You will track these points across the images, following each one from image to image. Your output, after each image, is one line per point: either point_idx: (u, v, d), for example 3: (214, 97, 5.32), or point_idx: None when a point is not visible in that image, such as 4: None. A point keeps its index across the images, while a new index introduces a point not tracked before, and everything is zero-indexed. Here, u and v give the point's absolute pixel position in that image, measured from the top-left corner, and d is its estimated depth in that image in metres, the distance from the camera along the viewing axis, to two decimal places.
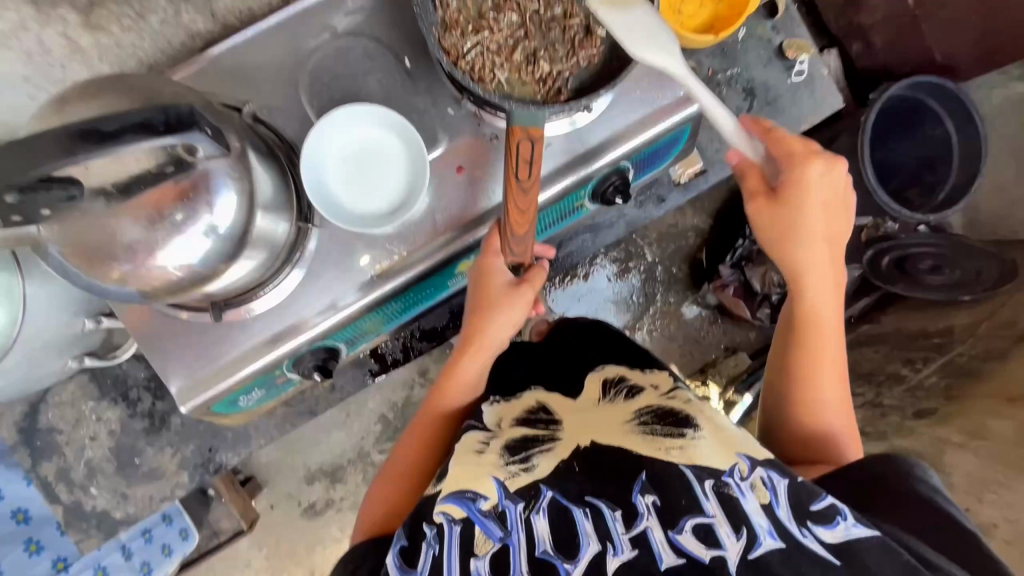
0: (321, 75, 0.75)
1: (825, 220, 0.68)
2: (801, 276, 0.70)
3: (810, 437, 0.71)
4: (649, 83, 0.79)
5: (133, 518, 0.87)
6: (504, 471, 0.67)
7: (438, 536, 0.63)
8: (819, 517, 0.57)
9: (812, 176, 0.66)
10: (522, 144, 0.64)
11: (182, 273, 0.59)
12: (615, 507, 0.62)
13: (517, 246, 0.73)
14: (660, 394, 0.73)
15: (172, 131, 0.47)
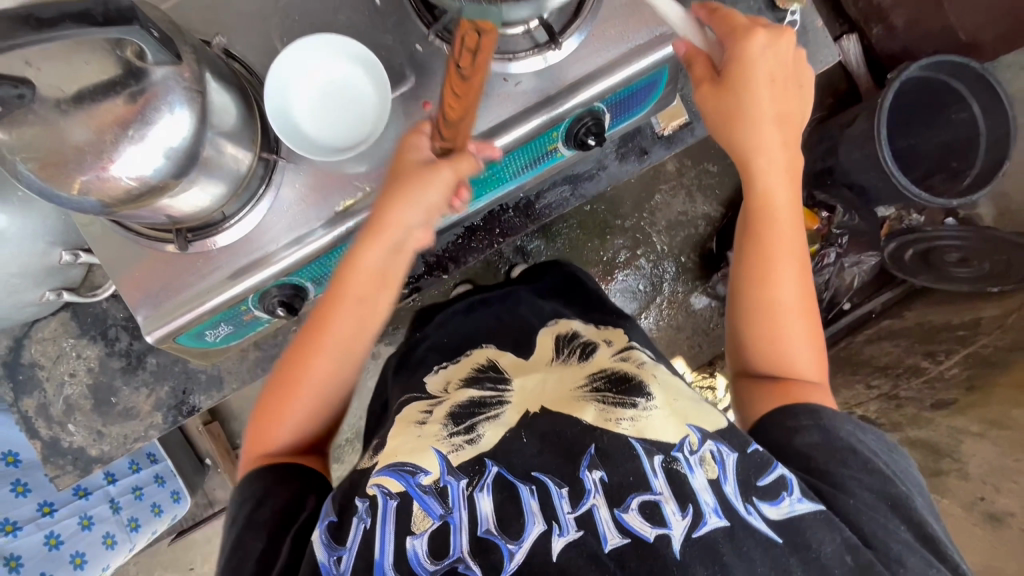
0: (293, 11, 0.75)
1: (774, 102, 0.68)
2: (756, 169, 0.71)
3: (768, 341, 0.71)
4: (623, 23, 0.77)
5: (107, 457, 0.88)
6: (447, 444, 0.66)
7: (370, 510, 0.60)
8: (765, 493, 0.58)
9: (755, 50, 0.66)
10: (468, 37, 0.55)
11: (135, 183, 0.59)
12: (562, 483, 0.60)
13: (449, 131, 0.62)
14: (612, 357, 0.75)
15: (111, 22, 0.48)
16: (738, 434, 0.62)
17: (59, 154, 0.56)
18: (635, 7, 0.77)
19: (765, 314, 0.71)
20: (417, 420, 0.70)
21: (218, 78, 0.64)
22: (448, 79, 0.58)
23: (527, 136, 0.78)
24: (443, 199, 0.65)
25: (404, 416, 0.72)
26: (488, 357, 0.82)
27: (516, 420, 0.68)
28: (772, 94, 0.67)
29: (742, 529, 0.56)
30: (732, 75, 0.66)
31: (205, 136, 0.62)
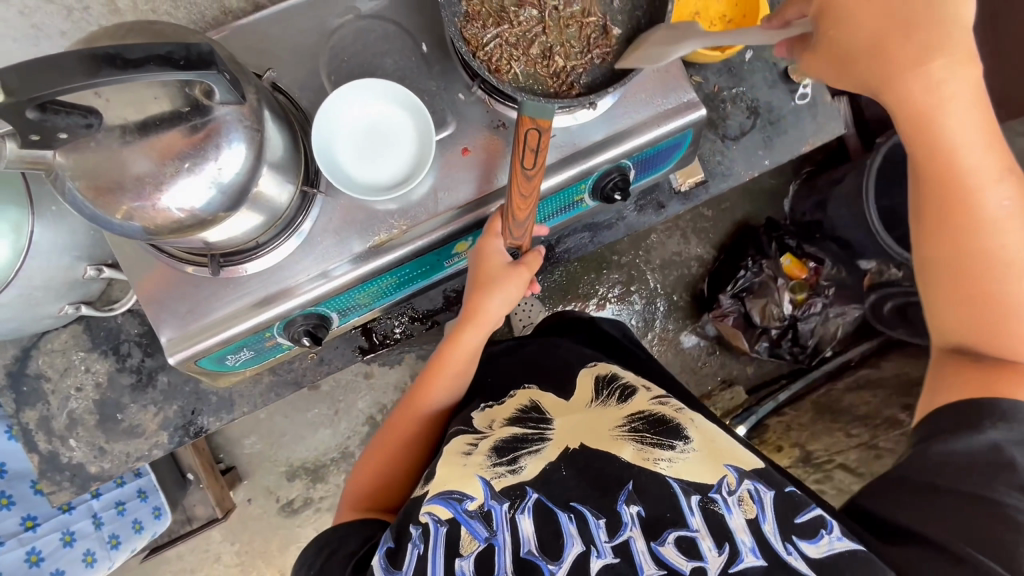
0: (341, 53, 0.78)
1: (903, 33, 0.55)
2: (921, 122, 0.60)
3: (986, 301, 0.65)
4: (654, 89, 0.82)
5: (106, 474, 0.87)
6: (490, 471, 0.68)
7: (424, 536, 0.63)
8: (802, 531, 0.62)
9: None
10: (530, 134, 0.69)
11: (184, 215, 0.60)
12: (599, 514, 0.63)
13: (518, 231, 0.76)
14: (651, 399, 0.79)
15: (191, 66, 0.50)
16: (770, 477, 0.69)
17: (115, 181, 0.57)
18: (666, 76, 0.82)
19: (964, 279, 0.66)
20: (463, 451, 0.71)
21: (274, 117, 0.68)
22: (515, 181, 0.71)
23: (556, 188, 0.81)
24: (523, 289, 0.80)
25: (453, 442, 0.74)
26: (530, 396, 0.82)
27: (557, 455, 0.70)
28: (897, 26, 0.55)
29: (779, 568, 0.58)
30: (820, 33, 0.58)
31: (258, 169, 0.63)
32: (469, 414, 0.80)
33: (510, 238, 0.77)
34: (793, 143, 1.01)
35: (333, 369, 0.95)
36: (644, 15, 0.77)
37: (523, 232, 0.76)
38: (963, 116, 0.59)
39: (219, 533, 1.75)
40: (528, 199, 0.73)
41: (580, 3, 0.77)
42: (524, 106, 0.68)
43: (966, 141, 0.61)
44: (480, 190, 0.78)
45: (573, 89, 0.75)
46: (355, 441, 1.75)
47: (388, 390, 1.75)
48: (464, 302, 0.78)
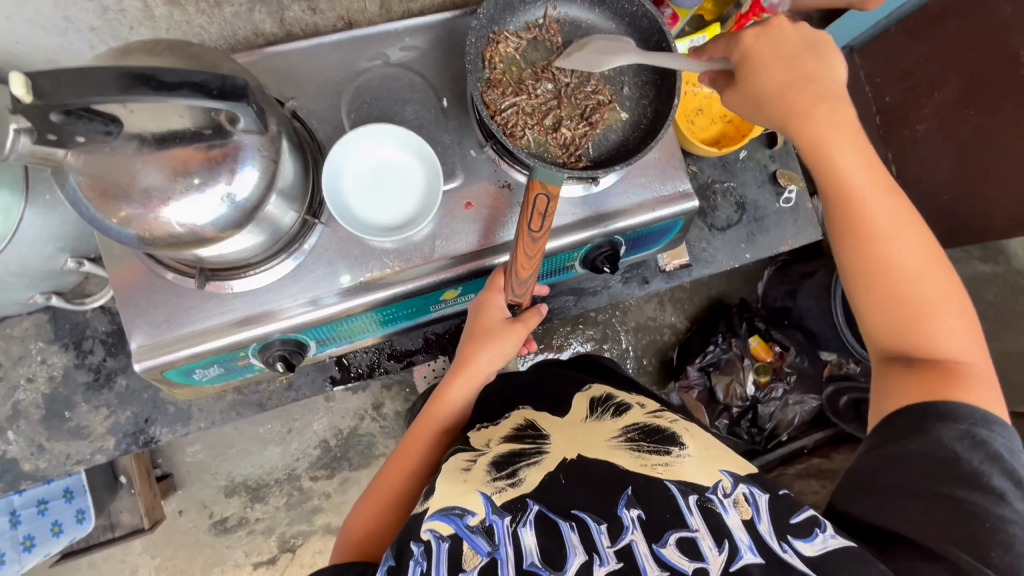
0: (364, 94, 0.81)
1: (796, 81, 0.65)
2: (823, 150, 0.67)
3: (906, 322, 0.66)
4: (654, 174, 0.87)
5: (40, 474, 0.83)
6: (491, 487, 0.67)
7: (426, 553, 0.61)
8: (798, 530, 0.59)
9: (756, 49, 0.66)
10: (540, 198, 0.72)
11: (183, 230, 0.60)
12: (600, 520, 0.62)
13: (520, 289, 0.76)
14: (645, 413, 0.77)
15: (223, 97, 0.52)
16: (763, 482, 0.66)
17: (122, 188, 0.57)
18: (666, 164, 0.87)
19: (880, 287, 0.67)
20: (463, 468, 0.70)
21: (289, 147, 0.69)
22: (520, 240, 0.73)
23: (553, 252, 0.84)
24: (517, 347, 0.81)
25: (449, 461, 0.72)
26: (525, 417, 0.79)
27: (556, 464, 0.70)
28: (790, 74, 0.65)
29: (778, 568, 0.56)
30: (740, 78, 0.66)
31: (268, 195, 0.64)
32: (466, 433, 0.78)
33: (511, 296, 0.77)
34: (774, 241, 1.07)
35: (301, 396, 0.93)
36: (650, 105, 0.82)
37: (524, 289, 0.76)
38: (847, 138, 0.66)
39: (140, 544, 1.65)
40: (532, 259, 0.74)
41: (593, 84, 0.82)
42: (535, 171, 0.72)
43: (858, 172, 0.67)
44: (481, 242, 0.80)
45: (580, 162, 0.79)
46: (303, 463, 1.69)
47: (346, 416, 1.71)
48: (457, 352, 0.79)
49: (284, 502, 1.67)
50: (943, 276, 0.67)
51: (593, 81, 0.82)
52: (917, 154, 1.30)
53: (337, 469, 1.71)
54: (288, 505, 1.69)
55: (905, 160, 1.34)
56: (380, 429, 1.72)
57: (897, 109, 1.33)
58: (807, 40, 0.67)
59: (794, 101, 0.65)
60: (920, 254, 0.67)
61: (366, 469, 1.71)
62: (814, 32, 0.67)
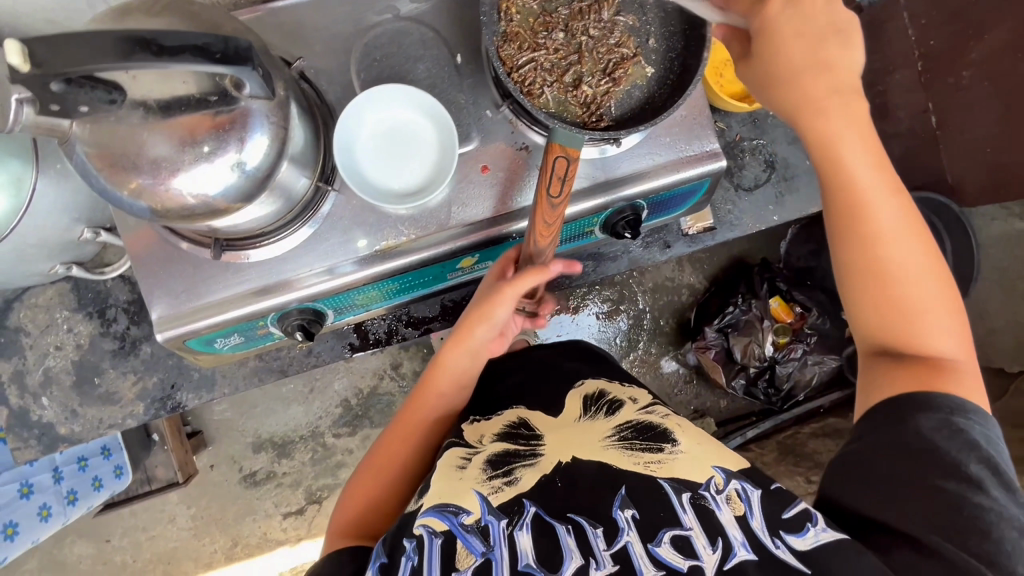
0: (374, 51, 0.77)
1: (815, 65, 0.60)
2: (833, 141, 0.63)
3: (898, 323, 0.65)
4: (679, 134, 0.83)
5: (75, 438, 0.86)
6: (487, 487, 0.69)
7: (418, 548, 0.63)
8: (790, 526, 0.61)
9: (780, 16, 0.58)
10: (559, 161, 0.66)
11: (196, 201, 0.59)
12: (596, 523, 0.64)
13: (541, 256, 0.75)
14: (637, 409, 0.78)
15: (226, 61, 0.49)
16: (757, 478, 0.68)
17: (130, 159, 0.55)
18: (692, 122, 0.83)
19: (873, 276, 0.65)
20: (457, 465, 0.73)
21: (299, 110, 0.66)
22: (540, 207, 0.69)
23: (571, 218, 0.82)
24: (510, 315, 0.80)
25: (444, 458, 0.75)
26: (518, 413, 0.82)
27: (551, 467, 0.71)
28: (813, 53, 0.60)
29: (769, 565, 0.58)
30: (758, 53, 0.60)
31: (279, 164, 0.62)
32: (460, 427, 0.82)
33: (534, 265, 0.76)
34: (803, 202, 1.02)
35: (320, 363, 0.93)
36: (679, 57, 0.76)
37: (542, 253, 0.75)
38: (857, 137, 0.63)
39: (176, 495, 1.75)
40: (552, 226, 0.71)
41: (616, 35, 0.76)
42: (556, 132, 0.66)
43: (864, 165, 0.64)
44: (491, 208, 0.78)
45: (601, 121, 0.75)
46: (326, 421, 1.75)
47: (366, 376, 1.75)
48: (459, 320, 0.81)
49: (310, 457, 1.74)
50: (941, 276, 0.66)
51: (617, 33, 0.76)
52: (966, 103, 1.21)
53: (358, 427, 1.77)
54: (314, 461, 1.75)
55: None
56: (399, 389, 1.75)
57: (945, 53, 1.19)
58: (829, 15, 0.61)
59: (813, 91, 0.61)
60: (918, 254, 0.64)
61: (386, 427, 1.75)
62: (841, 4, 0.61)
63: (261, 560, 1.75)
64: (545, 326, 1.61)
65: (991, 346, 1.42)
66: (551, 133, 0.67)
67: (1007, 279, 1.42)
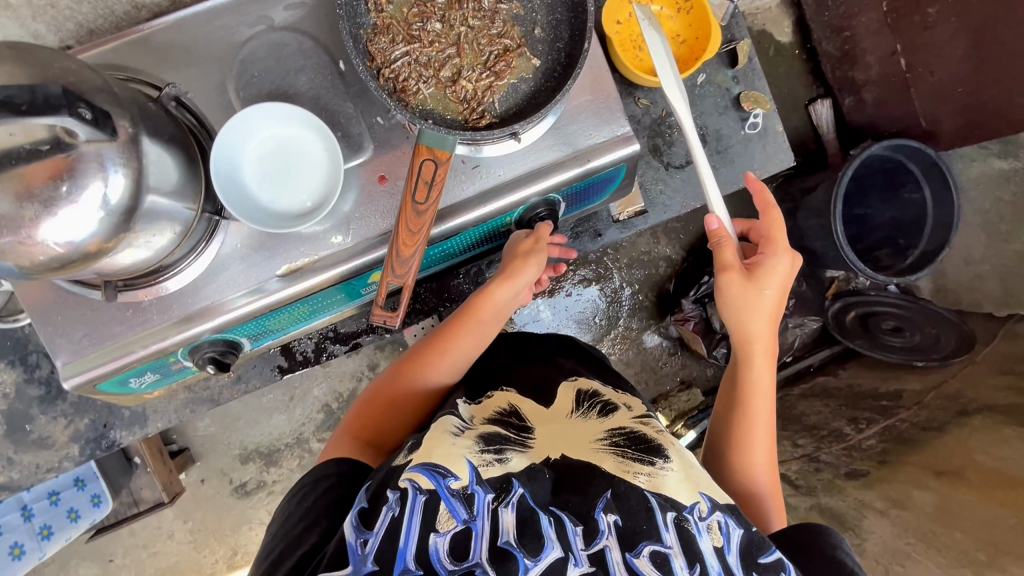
0: (250, 67, 0.73)
1: (775, 312, 0.82)
2: (755, 358, 0.83)
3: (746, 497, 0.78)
4: (587, 119, 0.78)
5: (16, 485, 0.86)
6: (478, 458, 0.68)
7: (400, 500, 0.62)
8: (766, 569, 0.62)
9: (776, 265, 0.81)
10: (427, 164, 0.66)
11: (62, 250, 0.57)
12: (576, 521, 0.62)
13: (401, 269, 0.67)
14: (633, 417, 0.78)
15: (38, 112, 0.47)
16: (741, 514, 0.67)
17: None
18: (601, 106, 0.78)
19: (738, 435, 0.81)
20: (452, 431, 0.72)
21: (161, 140, 0.63)
22: (404, 214, 0.66)
23: (479, 221, 0.79)
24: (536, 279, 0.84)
25: (439, 421, 0.74)
26: (508, 400, 0.84)
27: (541, 458, 0.71)
28: (778, 302, 0.82)
29: None
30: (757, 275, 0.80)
31: (145, 198, 0.60)
32: (454, 404, 0.82)
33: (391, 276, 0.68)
34: (739, 172, 0.98)
35: (252, 388, 0.93)
36: (565, 48, 0.73)
37: (406, 270, 0.67)
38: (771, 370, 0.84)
39: (171, 512, 1.78)
40: (416, 236, 0.67)
41: (499, 24, 0.73)
42: (422, 135, 0.65)
43: (768, 384, 0.83)
44: (390, 218, 0.75)
45: (484, 120, 0.72)
46: (310, 427, 1.76)
47: (345, 379, 1.76)
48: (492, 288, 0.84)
49: (297, 464, 1.76)
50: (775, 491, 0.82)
51: (499, 22, 0.73)
52: (931, 45, 1.18)
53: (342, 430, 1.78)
54: (302, 466, 1.77)
55: (919, 52, 1.21)
56: None
57: None
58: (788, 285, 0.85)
59: (763, 319, 0.81)
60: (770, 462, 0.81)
61: None
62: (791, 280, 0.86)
63: None
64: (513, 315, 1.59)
65: (979, 293, 1.40)
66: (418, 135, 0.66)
67: (989, 221, 1.37)
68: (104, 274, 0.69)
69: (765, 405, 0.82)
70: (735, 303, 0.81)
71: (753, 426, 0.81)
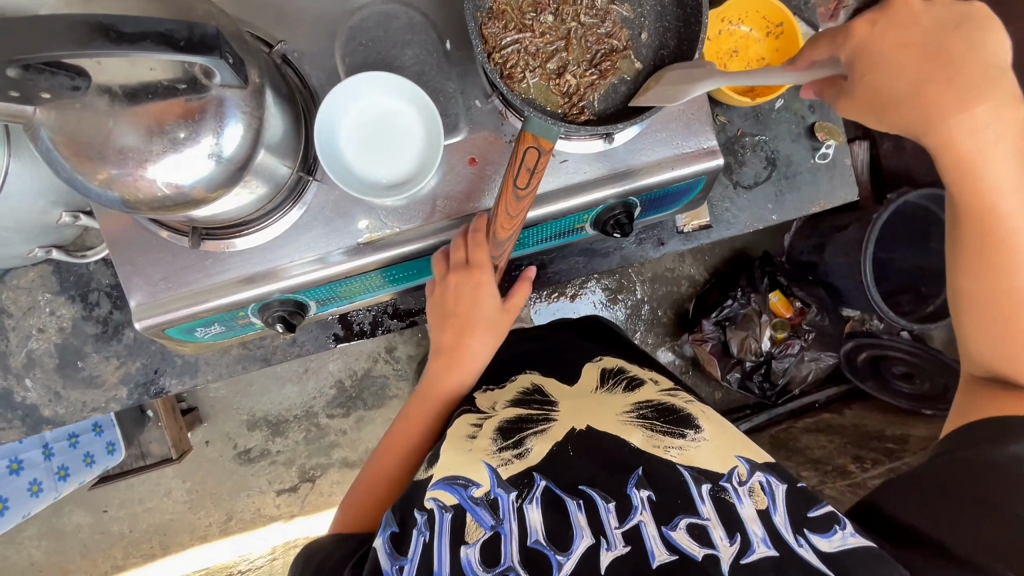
0: (359, 35, 0.74)
1: (938, 82, 0.53)
2: (976, 161, 0.58)
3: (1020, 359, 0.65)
4: (677, 128, 0.80)
5: (59, 420, 0.86)
6: (497, 459, 0.70)
7: (428, 523, 0.64)
8: (816, 525, 0.62)
9: (871, 41, 0.54)
10: (530, 152, 0.66)
11: (169, 191, 0.57)
12: (609, 499, 0.65)
13: (496, 251, 0.72)
14: (658, 391, 0.80)
15: (193, 50, 0.47)
16: (781, 471, 0.68)
17: (97, 149, 0.54)
18: (691, 117, 0.79)
19: (991, 325, 0.66)
20: (467, 435, 0.74)
21: (276, 95, 0.64)
22: (504, 198, 0.68)
23: (559, 214, 0.80)
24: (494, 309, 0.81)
25: (456, 424, 0.77)
26: (531, 381, 0.87)
27: (563, 434, 0.73)
28: (926, 68, 0.52)
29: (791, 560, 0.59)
30: (858, 79, 0.55)
31: (255, 153, 0.60)
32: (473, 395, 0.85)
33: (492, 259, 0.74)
34: (803, 201, 0.99)
35: (304, 352, 0.93)
36: (670, 55, 0.73)
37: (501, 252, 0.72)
38: (1012, 154, 0.57)
39: (172, 470, 1.77)
40: (514, 220, 0.69)
41: (609, 24, 0.74)
42: (530, 122, 0.65)
43: (1011, 177, 0.58)
44: (475, 201, 0.76)
45: (582, 115, 0.72)
46: (320, 401, 1.76)
47: (361, 358, 1.76)
48: (452, 334, 0.82)
49: (304, 437, 1.76)
50: None
51: (609, 22, 0.74)
52: None
53: (352, 409, 1.78)
54: (308, 440, 1.77)
55: None
56: (393, 371, 1.76)
57: None
58: (949, 15, 0.52)
59: (940, 109, 0.53)
60: None
61: (380, 409, 1.77)
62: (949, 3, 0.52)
63: (254, 535, 1.78)
64: (542, 315, 1.59)
65: None
66: (524, 123, 0.66)
67: None
68: (192, 220, 0.69)
69: (1015, 206, 0.60)
70: (877, 118, 0.57)
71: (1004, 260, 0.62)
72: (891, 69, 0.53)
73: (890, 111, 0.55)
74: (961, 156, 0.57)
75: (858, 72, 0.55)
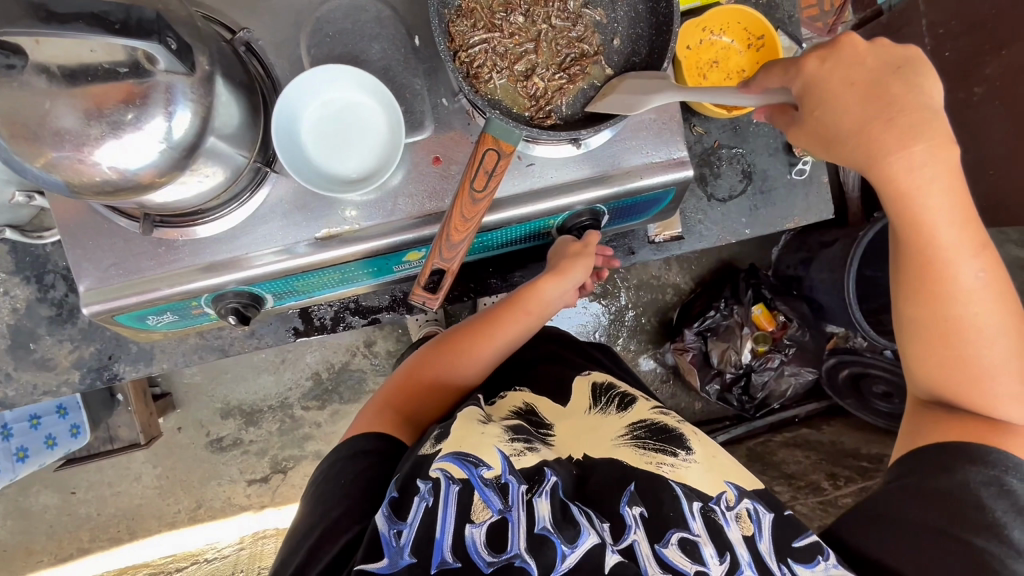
0: (326, 26, 0.72)
1: (878, 117, 0.55)
2: (914, 197, 0.58)
3: (966, 388, 0.64)
4: (647, 138, 0.78)
5: (10, 402, 0.85)
6: (509, 447, 0.68)
7: (434, 490, 0.62)
8: (800, 554, 0.62)
9: (818, 74, 0.57)
10: (488, 154, 0.66)
11: (113, 175, 0.56)
12: (603, 518, 0.63)
13: (449, 253, 0.68)
14: (650, 408, 0.80)
15: (128, 32, 0.46)
16: (767, 500, 0.69)
17: (36, 130, 0.52)
18: (662, 127, 0.78)
19: (931, 356, 0.65)
20: (479, 419, 0.71)
21: (230, 83, 0.63)
22: (460, 199, 0.67)
23: (525, 218, 0.79)
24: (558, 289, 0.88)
25: (466, 410, 0.73)
26: (523, 400, 0.82)
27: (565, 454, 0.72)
28: (871, 103, 0.55)
29: None
30: (807, 109, 0.58)
31: (206, 139, 0.59)
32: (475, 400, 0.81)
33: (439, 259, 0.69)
34: (778, 216, 0.99)
35: (264, 344, 0.93)
36: (641, 63, 0.72)
37: (454, 254, 0.68)
38: (946, 192, 0.57)
39: (142, 455, 1.75)
40: (468, 223, 0.67)
41: (581, 28, 0.72)
42: (489, 124, 0.65)
43: (948, 215, 0.58)
44: (437, 201, 0.74)
45: (549, 119, 0.71)
46: (296, 393, 1.74)
47: (338, 350, 1.75)
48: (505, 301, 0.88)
49: (278, 427, 1.74)
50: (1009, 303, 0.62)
51: (580, 26, 0.73)
52: (971, 122, 1.17)
53: (327, 402, 1.76)
54: (282, 430, 1.75)
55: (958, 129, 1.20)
56: (371, 365, 1.75)
57: (960, 68, 1.17)
58: (892, 60, 0.55)
59: (879, 144, 0.55)
60: (992, 307, 0.62)
61: (356, 403, 1.75)
62: (897, 45, 0.56)
63: (222, 524, 1.77)
64: None
65: None
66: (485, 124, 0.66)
67: None
68: (145, 206, 0.67)
69: (955, 244, 0.59)
70: (825, 149, 0.60)
71: (943, 298, 0.62)
72: (835, 106, 0.56)
73: (835, 143, 0.58)
74: (900, 194, 0.58)
75: (807, 105, 0.58)
